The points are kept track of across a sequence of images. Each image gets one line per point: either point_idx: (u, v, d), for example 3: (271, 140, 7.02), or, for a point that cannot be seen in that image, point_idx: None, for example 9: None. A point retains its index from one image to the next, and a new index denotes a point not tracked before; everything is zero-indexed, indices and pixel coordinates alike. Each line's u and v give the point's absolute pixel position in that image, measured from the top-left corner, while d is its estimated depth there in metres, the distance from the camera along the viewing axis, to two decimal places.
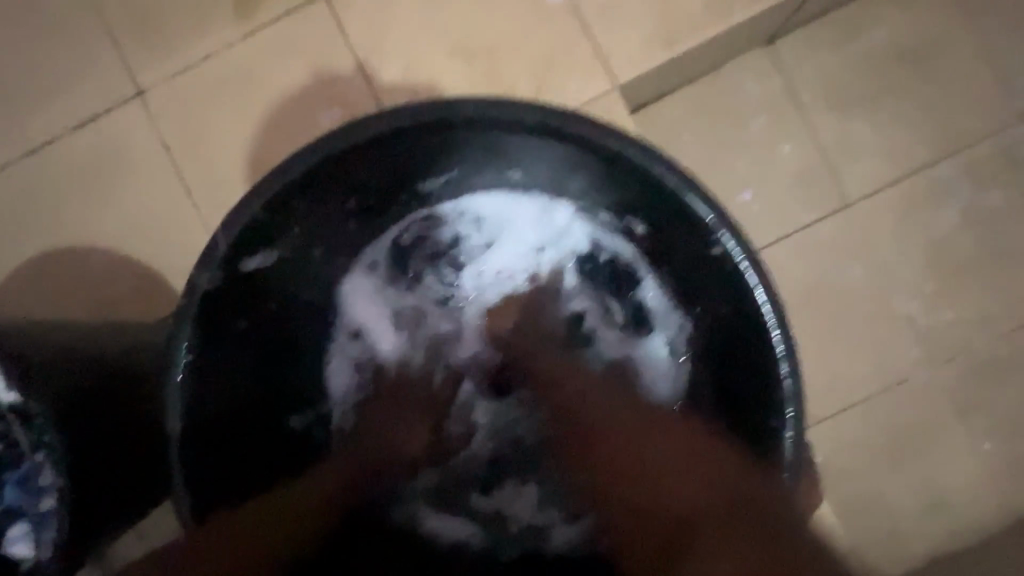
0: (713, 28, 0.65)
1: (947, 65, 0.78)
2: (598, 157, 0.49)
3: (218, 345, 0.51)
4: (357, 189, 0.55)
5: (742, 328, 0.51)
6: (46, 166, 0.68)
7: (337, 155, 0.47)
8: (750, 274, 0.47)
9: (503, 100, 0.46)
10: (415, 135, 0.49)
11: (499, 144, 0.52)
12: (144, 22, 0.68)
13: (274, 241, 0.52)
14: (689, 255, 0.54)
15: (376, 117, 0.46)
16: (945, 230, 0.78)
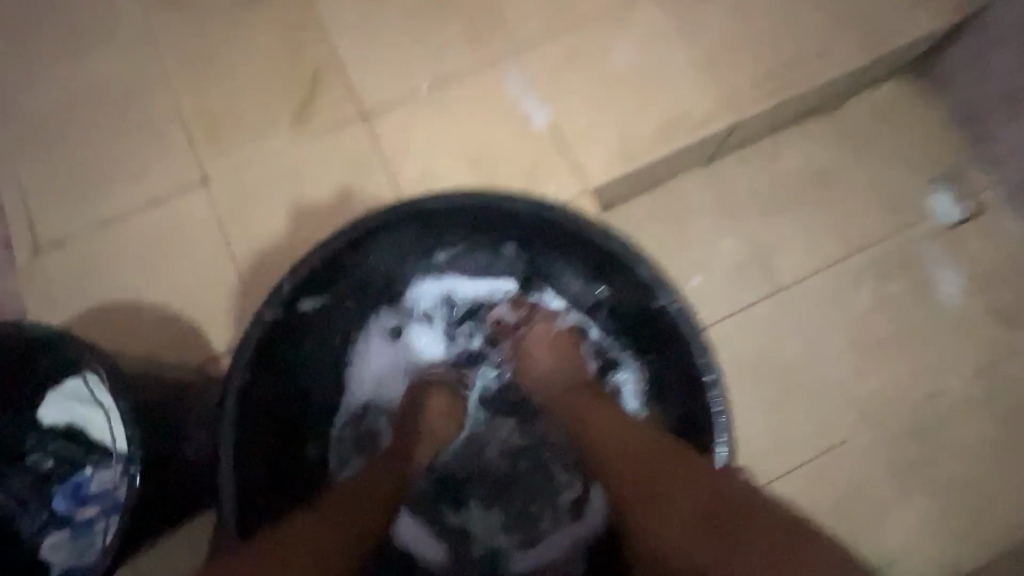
0: (656, 153, 0.85)
1: (854, 184, 0.99)
2: (584, 244, 0.66)
3: (259, 370, 0.62)
4: (386, 254, 0.70)
5: (685, 378, 0.67)
6: (120, 235, 0.83)
7: (381, 224, 0.63)
8: (693, 334, 0.63)
9: (522, 194, 0.64)
10: (452, 215, 0.66)
11: (511, 227, 0.69)
12: (214, 128, 0.86)
13: (324, 290, 0.65)
14: (648, 322, 0.70)
15: (423, 199, 0.62)
16: (861, 310, 0.94)
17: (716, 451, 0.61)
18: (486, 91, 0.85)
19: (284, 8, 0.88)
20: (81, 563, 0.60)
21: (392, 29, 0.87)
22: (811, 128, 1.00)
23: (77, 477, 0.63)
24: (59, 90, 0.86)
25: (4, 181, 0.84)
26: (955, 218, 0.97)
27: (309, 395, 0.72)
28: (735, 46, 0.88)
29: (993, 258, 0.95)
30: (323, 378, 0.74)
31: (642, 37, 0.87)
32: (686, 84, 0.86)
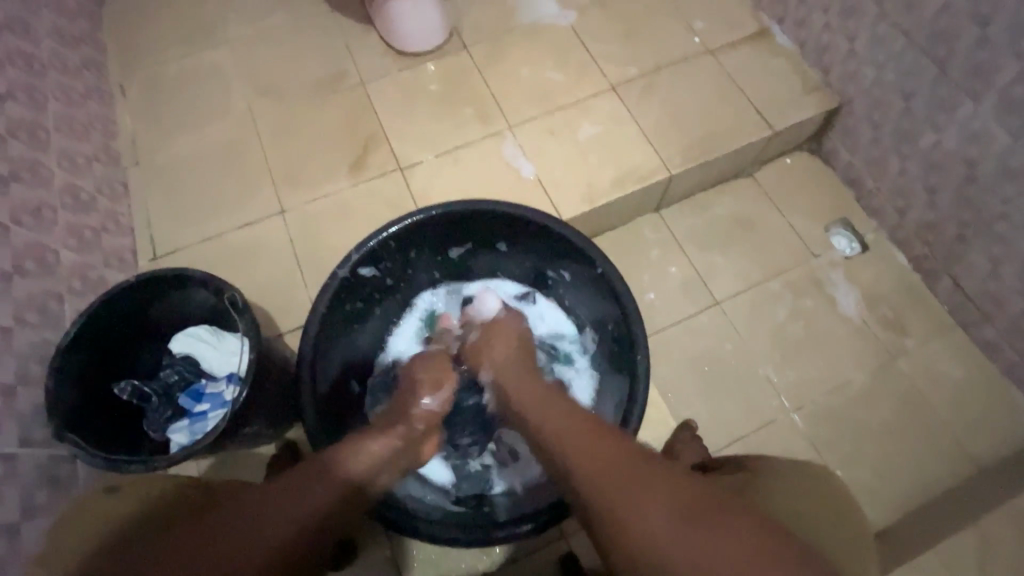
0: (613, 196, 1.17)
1: (771, 226, 1.28)
2: (564, 247, 0.88)
3: (334, 320, 0.84)
4: (429, 247, 0.92)
5: (631, 364, 0.83)
6: (215, 248, 1.11)
7: (426, 220, 0.87)
8: (639, 324, 0.80)
9: (526, 206, 0.86)
10: (473, 218, 0.89)
11: (516, 234, 0.91)
12: (290, 175, 1.17)
13: (380, 266, 0.88)
14: (613, 320, 0.88)
15: (454, 201, 0.85)
16: (782, 320, 1.20)
17: (638, 421, 0.76)
18: (489, 154, 1.19)
19: (347, 97, 1.24)
20: (194, 441, 0.77)
21: (423, 112, 1.23)
22: (736, 185, 1.31)
23: (197, 384, 0.82)
24: (183, 147, 1.20)
25: (133, 207, 1.14)
26: (849, 252, 1.25)
27: (357, 355, 0.92)
28: (670, 125, 1.22)
29: (880, 282, 1.23)
30: (368, 344, 0.94)
31: (602, 119, 1.23)
32: (634, 150, 1.20)
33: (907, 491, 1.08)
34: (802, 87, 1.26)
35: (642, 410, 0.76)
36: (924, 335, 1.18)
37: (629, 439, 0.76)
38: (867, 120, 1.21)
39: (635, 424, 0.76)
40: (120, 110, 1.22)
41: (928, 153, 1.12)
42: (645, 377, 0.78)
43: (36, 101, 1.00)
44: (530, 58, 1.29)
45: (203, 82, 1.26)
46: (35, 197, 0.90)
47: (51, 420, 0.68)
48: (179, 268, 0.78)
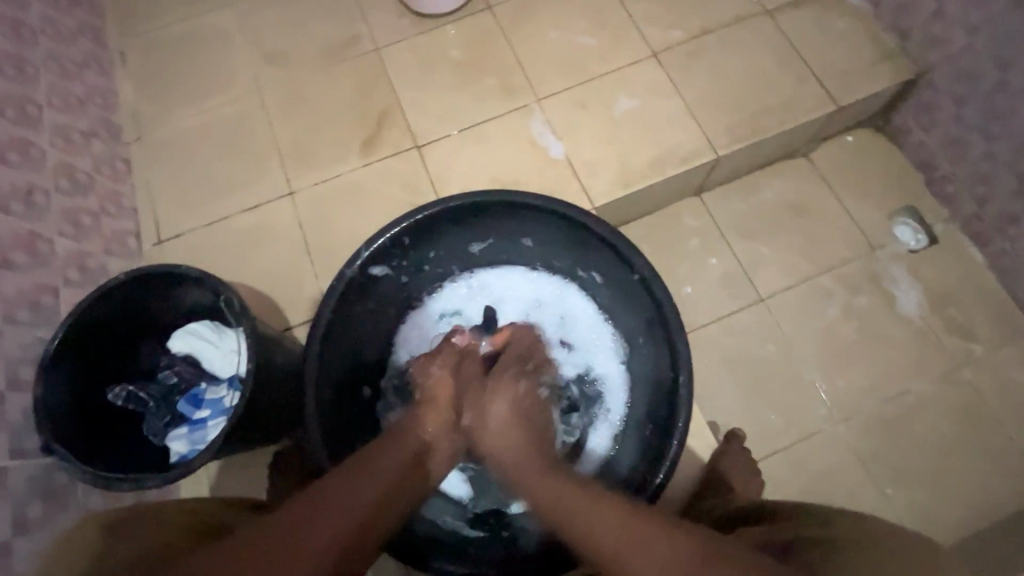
0: (650, 180, 1.05)
1: (826, 213, 1.14)
2: (597, 242, 0.78)
3: (343, 323, 0.77)
4: (446, 241, 0.84)
5: (669, 379, 0.74)
6: (218, 232, 1.04)
7: (442, 212, 0.78)
8: (680, 337, 0.71)
9: (554, 196, 0.77)
10: (494, 210, 0.80)
11: (542, 226, 0.82)
12: (300, 153, 1.08)
13: (391, 263, 0.80)
14: (649, 327, 0.79)
15: (473, 192, 0.76)
16: (833, 320, 1.08)
17: (675, 449, 0.68)
18: (515, 131, 1.08)
19: (359, 66, 1.13)
20: (194, 450, 0.74)
21: (441, 81, 1.12)
22: (788, 167, 1.17)
23: (197, 388, 0.78)
24: (186, 121, 1.11)
25: (135, 186, 1.07)
26: (914, 245, 1.12)
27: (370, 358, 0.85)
28: (718, 98, 1.09)
29: (948, 280, 1.10)
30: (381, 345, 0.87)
31: (641, 91, 1.09)
32: (677, 127, 1.07)
33: (963, 514, 0.98)
34: (874, 53, 1.10)
35: (681, 437, 0.68)
36: (996, 341, 1.06)
37: (666, 468, 0.68)
38: (950, 94, 1.05)
39: (673, 451, 0.68)
40: (120, 79, 1.13)
41: (1022, 136, 0.97)
42: (686, 398, 0.69)
43: (26, 72, 0.92)
44: (561, 20, 1.15)
45: (206, 48, 1.16)
46: (25, 180, 0.83)
47: (39, 430, 0.64)
48: (172, 265, 0.73)
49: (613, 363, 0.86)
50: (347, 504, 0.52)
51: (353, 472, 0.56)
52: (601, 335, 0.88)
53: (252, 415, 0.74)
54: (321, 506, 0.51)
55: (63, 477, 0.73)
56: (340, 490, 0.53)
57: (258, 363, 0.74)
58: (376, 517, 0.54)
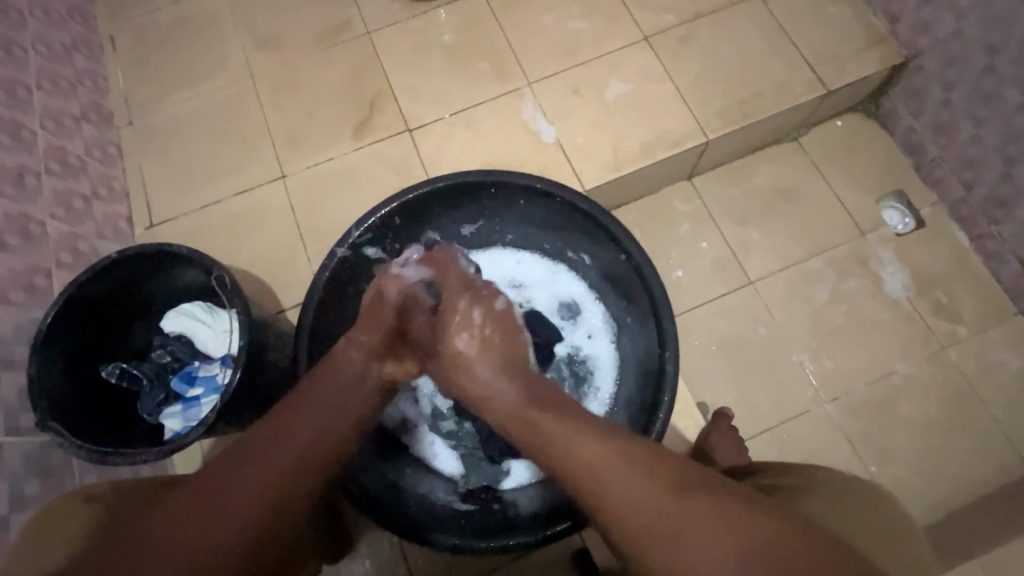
0: (641, 164, 1.05)
1: (815, 197, 1.15)
2: (586, 222, 0.79)
3: (335, 302, 0.78)
4: (436, 223, 0.85)
5: (656, 357, 0.75)
6: (210, 215, 1.04)
7: (435, 192, 0.79)
8: (668, 315, 0.73)
9: (545, 177, 0.77)
10: (485, 190, 0.80)
11: (533, 208, 0.83)
12: (292, 137, 1.08)
13: (384, 243, 0.81)
14: (639, 307, 0.80)
15: (464, 173, 0.77)
16: (821, 302, 1.10)
17: (661, 424, 0.70)
18: (507, 114, 1.08)
19: (351, 50, 1.13)
20: (187, 427, 0.75)
21: (433, 66, 1.12)
22: (778, 151, 1.18)
23: (190, 366, 0.79)
24: (177, 105, 1.11)
25: (127, 170, 1.07)
26: (902, 228, 1.13)
27: None
28: (710, 82, 1.09)
29: (935, 263, 1.11)
30: None
31: (632, 75, 1.10)
32: (667, 111, 1.08)
33: (946, 491, 1.01)
34: (864, 38, 1.10)
35: (666, 411, 0.69)
36: (980, 323, 1.08)
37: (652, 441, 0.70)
38: (938, 78, 1.06)
39: (658, 426, 0.69)
40: (110, 63, 1.13)
41: (1008, 119, 0.98)
42: (671, 374, 0.71)
43: (15, 54, 0.92)
44: (554, 4, 1.15)
45: (196, 32, 1.15)
46: (16, 162, 0.83)
47: (34, 406, 0.65)
48: (164, 244, 0.73)
49: (603, 346, 0.88)
50: (271, 452, 0.55)
51: (283, 420, 0.58)
52: (593, 319, 0.89)
53: (244, 392, 0.75)
54: (243, 464, 0.53)
55: (59, 454, 0.73)
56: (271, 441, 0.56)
57: (252, 341, 0.75)
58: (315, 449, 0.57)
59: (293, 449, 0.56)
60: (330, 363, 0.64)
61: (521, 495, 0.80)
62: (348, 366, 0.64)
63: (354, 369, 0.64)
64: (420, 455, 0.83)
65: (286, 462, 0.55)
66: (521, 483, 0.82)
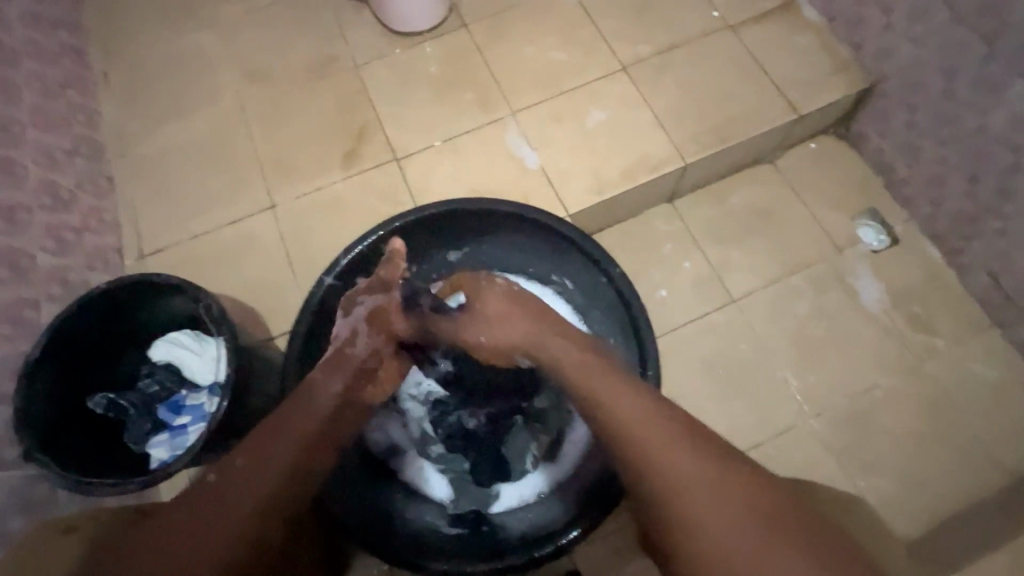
0: (622, 188, 1.09)
1: (791, 216, 1.19)
2: (569, 245, 0.82)
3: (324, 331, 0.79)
4: (421, 250, 0.87)
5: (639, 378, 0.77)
6: (199, 245, 1.06)
7: (422, 221, 0.82)
8: (648, 336, 0.75)
9: (528, 204, 0.80)
10: (470, 217, 0.83)
11: (515, 232, 0.85)
12: (282, 168, 1.11)
13: (372, 273, 0.84)
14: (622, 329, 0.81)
15: (449, 201, 0.80)
16: (802, 318, 1.12)
17: None
18: (491, 143, 1.11)
19: (339, 82, 1.17)
20: (174, 455, 0.75)
21: (421, 96, 1.15)
22: (754, 174, 1.22)
23: (177, 395, 0.79)
24: (168, 139, 1.13)
25: (118, 203, 1.08)
26: (878, 245, 1.16)
27: None
28: (685, 109, 1.13)
29: (911, 278, 1.15)
30: None
31: (612, 103, 1.14)
32: (646, 137, 1.12)
33: (933, 503, 1.02)
34: (831, 65, 1.16)
35: None
36: (956, 336, 1.11)
37: None
38: (902, 101, 1.11)
39: None
40: (102, 98, 1.16)
41: (968, 141, 1.03)
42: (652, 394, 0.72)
43: (9, 93, 0.94)
44: (534, 37, 1.20)
45: (187, 68, 1.19)
46: (7, 197, 0.85)
47: (19, 437, 0.66)
48: (151, 274, 0.75)
49: None
50: (254, 483, 0.54)
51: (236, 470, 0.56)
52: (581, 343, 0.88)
53: (231, 419, 0.75)
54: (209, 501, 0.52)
55: (45, 487, 0.74)
56: (256, 470, 0.55)
57: (241, 369, 0.76)
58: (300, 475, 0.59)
59: (276, 478, 0.56)
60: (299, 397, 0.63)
61: (511, 518, 0.81)
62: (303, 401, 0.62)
63: (327, 398, 0.64)
64: (412, 480, 0.84)
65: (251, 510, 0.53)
66: (511, 507, 0.82)
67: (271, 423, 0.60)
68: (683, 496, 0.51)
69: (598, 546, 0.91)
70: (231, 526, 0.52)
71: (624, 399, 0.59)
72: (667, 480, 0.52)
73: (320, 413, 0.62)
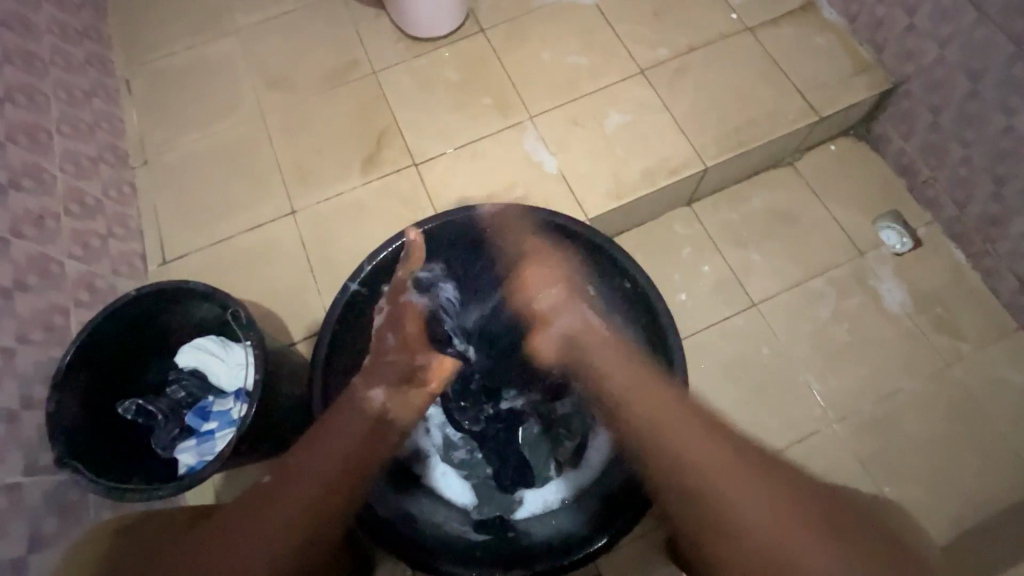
0: (642, 191, 1.08)
1: (811, 219, 1.18)
2: (594, 251, 0.81)
3: (349, 337, 0.80)
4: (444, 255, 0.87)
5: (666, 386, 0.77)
6: (221, 251, 1.07)
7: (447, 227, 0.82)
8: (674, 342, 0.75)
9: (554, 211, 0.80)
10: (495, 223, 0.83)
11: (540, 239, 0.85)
12: (303, 173, 1.11)
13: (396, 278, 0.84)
14: (648, 335, 0.81)
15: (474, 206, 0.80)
16: (823, 322, 1.11)
17: None
18: (510, 147, 1.12)
19: (358, 88, 1.17)
20: (202, 462, 0.76)
21: (439, 101, 1.16)
22: (773, 176, 1.21)
23: (204, 402, 0.80)
24: (190, 145, 1.15)
25: (142, 209, 1.10)
26: (900, 247, 1.15)
27: None
28: (705, 111, 1.13)
29: (935, 280, 1.13)
30: None
31: (630, 106, 1.14)
32: (665, 141, 1.11)
33: (960, 510, 1.00)
34: (851, 66, 1.15)
35: None
36: (982, 339, 1.09)
37: None
38: (925, 102, 1.10)
39: None
40: (125, 105, 1.17)
41: (995, 141, 1.01)
42: None
43: (38, 102, 0.96)
44: (552, 41, 1.20)
45: (208, 75, 1.20)
46: (37, 205, 0.86)
47: (54, 446, 0.67)
48: (181, 282, 0.75)
49: None
50: (298, 492, 0.62)
51: (292, 477, 0.63)
52: None
53: (258, 425, 0.76)
54: (270, 503, 0.61)
55: (76, 492, 0.75)
56: (301, 480, 0.63)
57: (267, 376, 0.77)
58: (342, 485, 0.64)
59: (316, 488, 0.62)
60: (344, 405, 0.69)
61: (534, 523, 0.80)
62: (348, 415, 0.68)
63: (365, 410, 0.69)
64: (435, 485, 0.84)
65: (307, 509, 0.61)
66: (534, 513, 0.82)
67: (315, 434, 0.66)
68: (723, 482, 0.61)
69: (620, 552, 0.91)
70: (279, 529, 0.59)
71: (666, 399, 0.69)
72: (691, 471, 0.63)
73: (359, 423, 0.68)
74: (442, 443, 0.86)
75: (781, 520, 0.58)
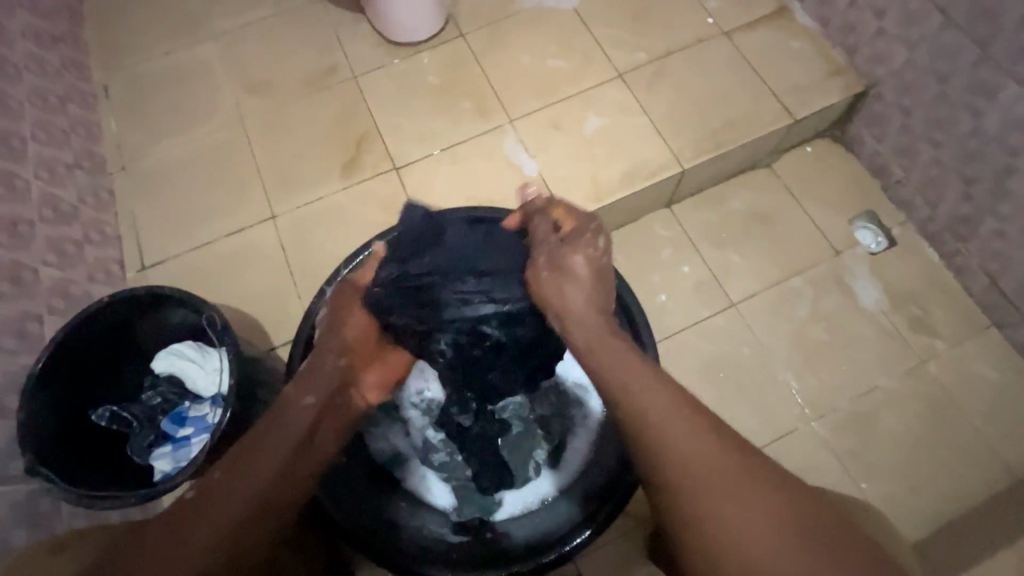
0: (621, 194, 1.09)
1: (788, 219, 1.20)
2: None
3: None
4: None
5: None
6: (200, 256, 1.06)
7: (424, 231, 0.83)
8: (647, 343, 0.77)
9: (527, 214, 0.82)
10: (470, 227, 0.85)
11: None
12: (283, 178, 1.11)
13: None
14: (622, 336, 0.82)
15: (449, 210, 0.81)
16: (801, 321, 1.13)
17: None
18: (489, 150, 1.12)
19: (338, 93, 1.18)
20: (177, 467, 0.75)
21: (419, 106, 1.16)
22: (750, 177, 1.23)
23: (180, 408, 0.80)
24: (169, 151, 1.14)
25: (119, 215, 1.09)
26: (875, 247, 1.17)
27: None
28: (682, 115, 1.14)
29: (909, 279, 1.15)
30: None
31: (609, 110, 1.15)
32: (644, 145, 1.12)
33: (935, 505, 1.02)
34: (825, 70, 1.17)
35: None
36: (955, 337, 1.11)
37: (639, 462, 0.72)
38: (897, 105, 1.12)
39: None
40: (103, 111, 1.17)
41: (964, 142, 1.03)
42: None
43: (11, 107, 0.95)
44: (531, 46, 1.21)
45: (187, 81, 1.20)
46: (10, 211, 0.85)
47: (24, 450, 0.67)
48: (154, 288, 0.76)
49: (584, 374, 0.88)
50: (226, 500, 0.59)
51: (220, 483, 0.60)
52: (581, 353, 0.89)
53: (234, 430, 0.76)
54: (197, 514, 0.58)
55: (48, 501, 0.75)
56: (229, 488, 0.59)
57: (243, 380, 0.76)
58: (274, 496, 0.61)
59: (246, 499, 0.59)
60: (281, 407, 0.65)
61: (514, 526, 0.81)
62: (286, 417, 0.65)
63: (300, 417, 0.65)
64: (414, 489, 0.84)
65: (234, 520, 0.58)
66: (514, 515, 0.82)
67: (254, 436, 0.64)
68: (716, 504, 0.53)
69: (601, 553, 0.91)
70: (203, 544, 0.56)
71: (655, 393, 0.61)
72: (686, 480, 0.55)
73: (295, 427, 0.64)
74: (420, 446, 0.86)
75: (781, 533, 0.51)
